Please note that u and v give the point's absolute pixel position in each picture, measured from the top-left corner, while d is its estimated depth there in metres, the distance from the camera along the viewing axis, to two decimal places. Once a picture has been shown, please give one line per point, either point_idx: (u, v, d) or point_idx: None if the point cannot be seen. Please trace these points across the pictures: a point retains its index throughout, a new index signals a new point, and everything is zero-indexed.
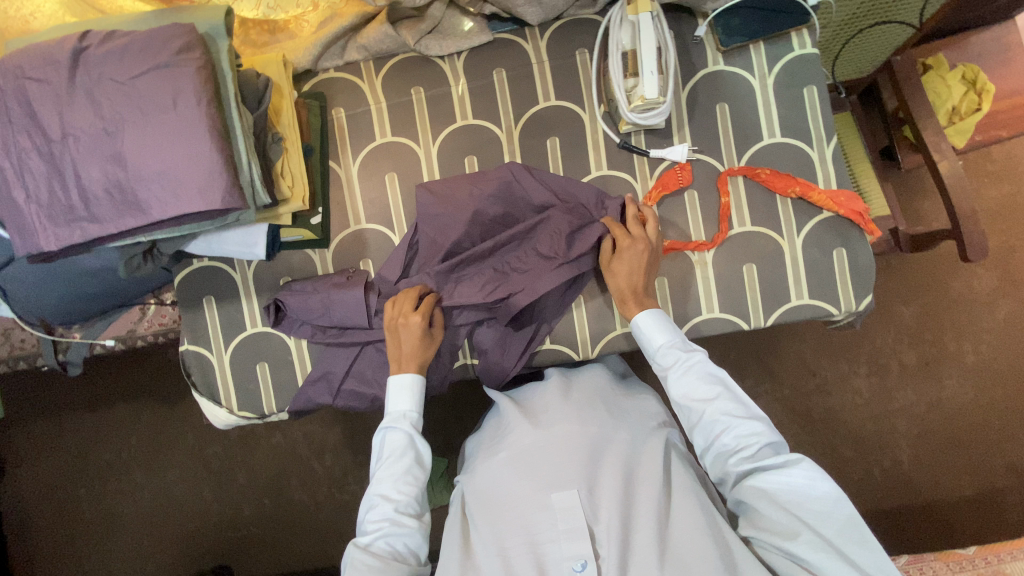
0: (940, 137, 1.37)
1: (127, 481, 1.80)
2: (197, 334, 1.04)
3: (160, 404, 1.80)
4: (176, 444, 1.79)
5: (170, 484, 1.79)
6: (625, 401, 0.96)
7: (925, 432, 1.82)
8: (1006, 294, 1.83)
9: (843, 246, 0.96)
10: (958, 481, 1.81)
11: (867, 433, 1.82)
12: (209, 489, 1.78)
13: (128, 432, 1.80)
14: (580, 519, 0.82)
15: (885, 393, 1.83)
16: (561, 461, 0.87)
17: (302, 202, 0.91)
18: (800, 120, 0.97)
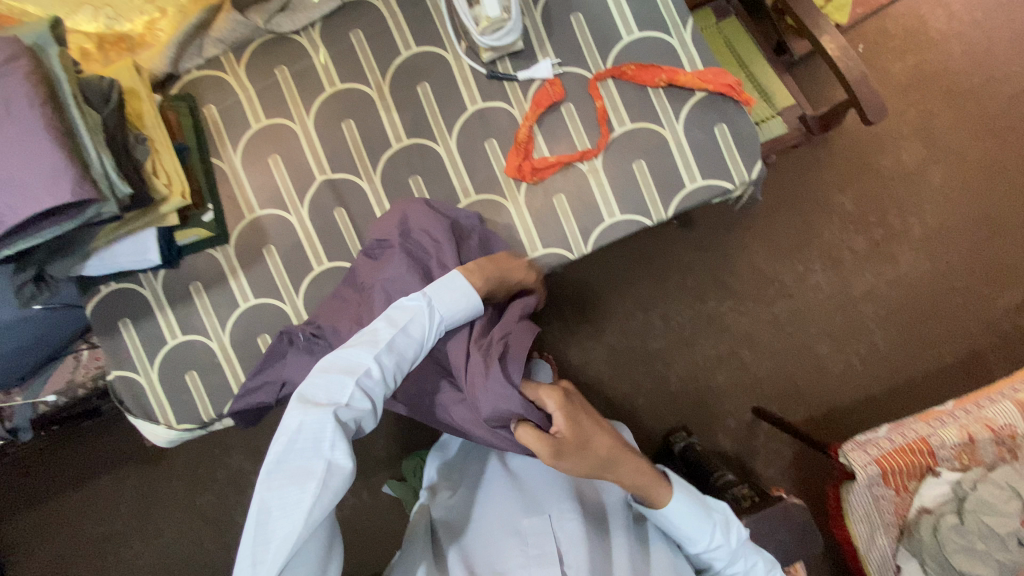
0: (818, 14, 1.39)
1: (125, 548, 1.76)
2: (120, 359, 1.03)
3: (140, 463, 1.77)
4: (166, 499, 1.76)
5: (168, 541, 1.75)
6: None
7: (892, 311, 1.83)
8: (936, 159, 1.85)
9: (723, 121, 0.98)
10: (935, 350, 1.82)
11: (839, 326, 1.82)
12: (208, 537, 1.74)
13: (116, 499, 1.77)
14: (553, 543, 0.83)
15: (846, 283, 1.83)
16: (537, 494, 0.90)
17: (182, 196, 0.91)
18: (652, 12, 0.99)
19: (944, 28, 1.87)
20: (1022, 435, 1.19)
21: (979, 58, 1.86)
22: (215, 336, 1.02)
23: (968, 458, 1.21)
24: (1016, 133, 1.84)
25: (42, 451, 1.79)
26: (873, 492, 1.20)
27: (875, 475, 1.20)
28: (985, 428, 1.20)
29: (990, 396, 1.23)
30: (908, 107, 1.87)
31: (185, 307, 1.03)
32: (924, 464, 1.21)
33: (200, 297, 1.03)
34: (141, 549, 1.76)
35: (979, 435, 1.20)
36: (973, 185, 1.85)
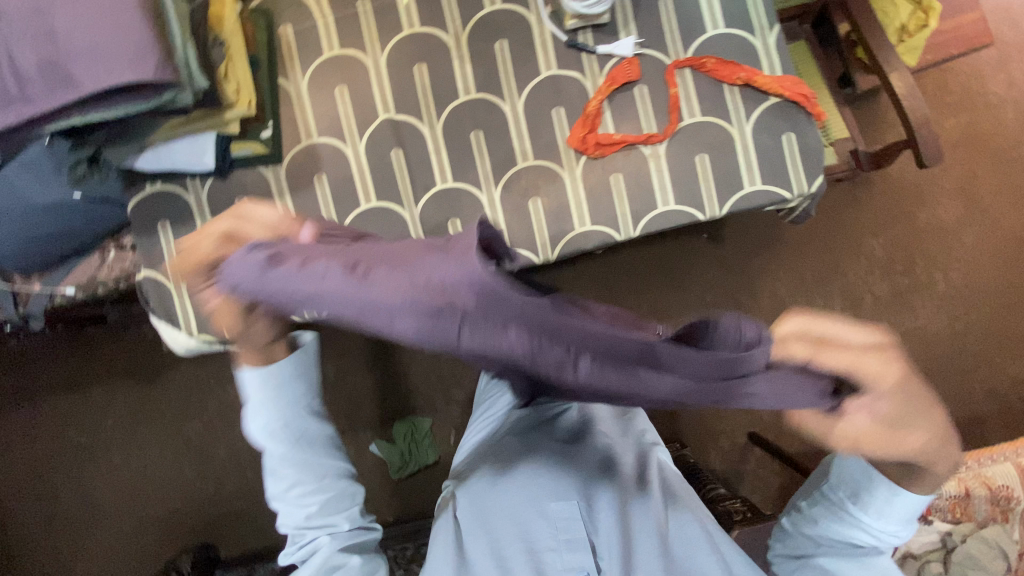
0: (890, 51, 1.39)
1: (104, 463, 1.71)
2: (153, 260, 1.03)
3: (136, 381, 1.71)
4: (154, 421, 1.71)
5: (149, 462, 1.71)
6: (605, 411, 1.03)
7: None
8: (972, 221, 1.86)
9: (792, 130, 0.98)
10: None
11: None
12: (189, 465, 1.71)
13: (104, 413, 1.71)
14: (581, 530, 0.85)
15: None
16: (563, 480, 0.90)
17: (249, 107, 0.92)
18: (741, 10, 0.99)
19: (1002, 93, 1.87)
20: (1017, 498, 1.17)
21: None
22: None
23: (961, 513, 1.18)
24: None
25: (24, 354, 1.72)
26: None
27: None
28: (984, 485, 1.18)
29: (994, 455, 1.21)
30: (954, 164, 1.88)
31: None
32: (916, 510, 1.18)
33: None
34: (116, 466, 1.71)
35: (976, 491, 1.18)
36: (1004, 252, 1.85)
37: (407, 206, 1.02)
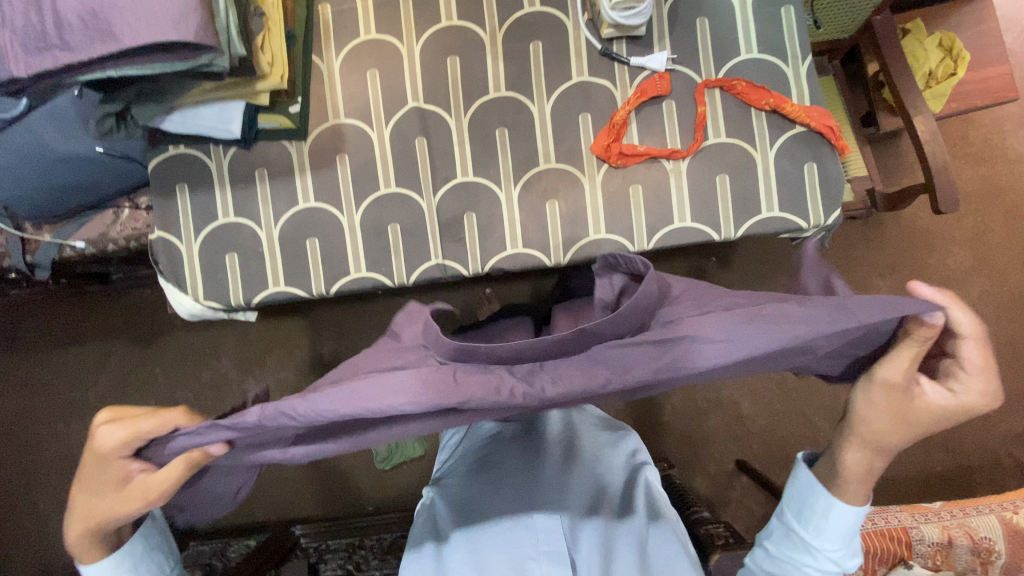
0: (917, 95, 1.40)
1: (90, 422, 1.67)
2: (168, 221, 1.03)
3: (133, 343, 1.68)
4: (144, 383, 1.67)
5: None
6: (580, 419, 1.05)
7: None
8: (978, 273, 1.87)
9: (814, 159, 0.98)
10: (928, 456, 1.82)
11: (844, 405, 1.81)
12: None
13: (96, 371, 1.68)
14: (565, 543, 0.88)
15: None
16: (545, 493, 0.93)
17: (281, 80, 0.92)
18: (777, 37, 1.00)
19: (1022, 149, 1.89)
20: (999, 552, 1.16)
21: None
22: (265, 226, 1.02)
23: (939, 559, 1.17)
24: None
25: (15, 303, 1.69)
26: None
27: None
28: (968, 535, 1.17)
29: (979, 506, 1.20)
30: (967, 215, 1.89)
31: (246, 190, 1.03)
32: (895, 552, 1.17)
33: (263, 184, 1.03)
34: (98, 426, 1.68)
35: (958, 540, 1.17)
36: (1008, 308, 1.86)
37: (425, 195, 1.02)
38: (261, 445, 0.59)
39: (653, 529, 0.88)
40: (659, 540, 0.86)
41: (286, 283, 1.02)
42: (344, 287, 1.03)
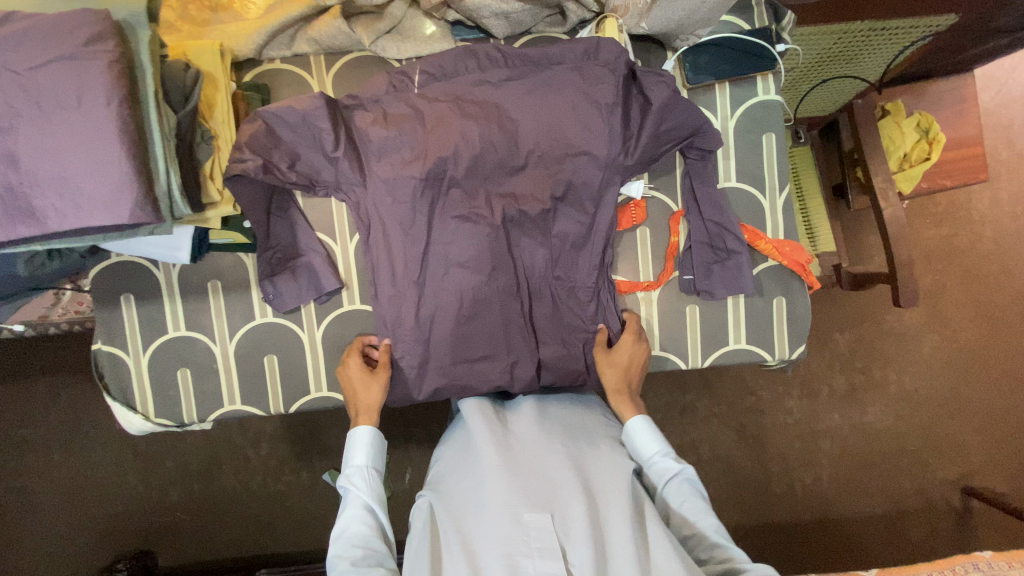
0: (888, 184, 1.38)
1: (41, 459, 1.53)
2: (112, 335, 0.97)
3: (86, 378, 1.54)
4: (100, 421, 1.54)
5: (89, 465, 1.53)
6: (597, 428, 0.90)
7: (845, 454, 1.71)
8: (932, 330, 1.75)
9: (784, 295, 0.99)
10: (870, 498, 1.70)
11: (793, 450, 1.70)
12: (135, 471, 1.54)
13: (45, 408, 1.53)
14: (555, 535, 0.70)
15: (812, 415, 1.71)
16: (549, 483, 0.76)
17: (233, 206, 0.87)
18: (756, 167, 0.98)
19: (984, 212, 1.77)
20: None
21: (1005, 251, 1.77)
22: (220, 341, 0.97)
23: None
24: (1014, 326, 1.76)
25: None
26: None
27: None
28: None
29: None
30: (940, 270, 1.77)
31: (197, 302, 0.97)
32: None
33: (216, 296, 0.97)
34: (51, 471, 1.53)
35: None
36: (953, 363, 1.74)
37: None
38: (310, 143, 0.88)
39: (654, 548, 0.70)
40: (665, 566, 0.68)
41: (241, 402, 0.98)
42: (302, 407, 0.99)
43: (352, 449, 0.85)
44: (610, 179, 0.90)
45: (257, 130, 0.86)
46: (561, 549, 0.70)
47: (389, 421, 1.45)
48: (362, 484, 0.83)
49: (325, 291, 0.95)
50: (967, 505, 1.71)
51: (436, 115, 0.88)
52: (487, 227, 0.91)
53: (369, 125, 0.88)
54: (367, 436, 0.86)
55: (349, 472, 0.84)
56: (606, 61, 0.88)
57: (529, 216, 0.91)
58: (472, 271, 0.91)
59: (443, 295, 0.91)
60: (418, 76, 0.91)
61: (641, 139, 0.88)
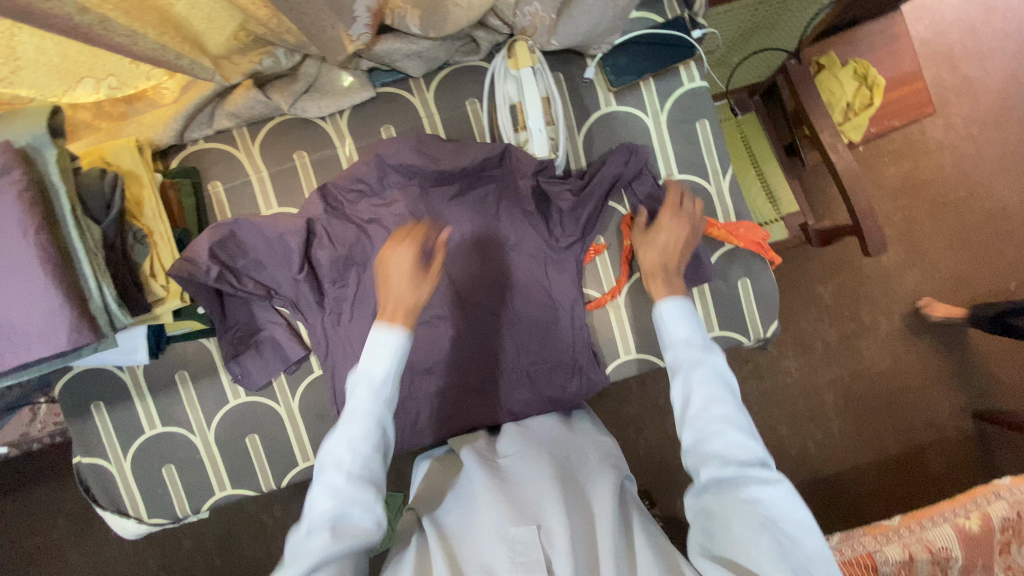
0: (837, 137, 1.38)
1: (58, 566, 1.50)
2: (90, 445, 0.96)
3: None
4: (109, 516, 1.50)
5: (109, 563, 1.50)
6: (588, 437, 0.87)
7: (851, 401, 1.69)
8: (913, 265, 1.73)
9: (747, 276, 0.99)
10: (885, 439, 1.68)
11: (800, 409, 1.69)
12: (155, 559, 1.51)
13: (53, 516, 1.50)
14: (540, 546, 0.67)
15: (812, 372, 1.70)
16: (534, 495, 0.73)
17: (181, 297, 0.85)
18: (695, 155, 0.98)
19: (941, 139, 1.76)
20: (957, 559, 1.15)
21: (969, 174, 1.75)
22: (198, 430, 0.96)
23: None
24: (993, 246, 1.74)
25: None
26: None
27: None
28: (926, 546, 1.15)
29: (934, 517, 1.19)
30: (912, 203, 1.75)
31: (168, 396, 0.96)
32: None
33: (186, 387, 0.95)
34: None
35: (919, 555, 1.15)
36: (938, 295, 1.72)
37: None
38: (277, 250, 0.89)
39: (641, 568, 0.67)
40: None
41: (232, 485, 0.97)
42: (294, 478, 0.98)
43: (355, 389, 0.69)
44: (571, 203, 0.92)
45: (221, 237, 0.87)
46: (546, 561, 0.66)
47: (396, 460, 1.42)
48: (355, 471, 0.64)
49: (293, 360, 0.94)
50: (982, 431, 1.68)
51: (380, 227, 0.91)
52: (460, 262, 0.93)
53: (318, 250, 0.90)
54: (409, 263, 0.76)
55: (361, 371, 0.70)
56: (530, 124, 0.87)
57: (498, 239, 0.94)
58: (440, 373, 0.94)
59: (422, 392, 0.94)
60: (345, 196, 0.92)
61: (595, 199, 0.91)
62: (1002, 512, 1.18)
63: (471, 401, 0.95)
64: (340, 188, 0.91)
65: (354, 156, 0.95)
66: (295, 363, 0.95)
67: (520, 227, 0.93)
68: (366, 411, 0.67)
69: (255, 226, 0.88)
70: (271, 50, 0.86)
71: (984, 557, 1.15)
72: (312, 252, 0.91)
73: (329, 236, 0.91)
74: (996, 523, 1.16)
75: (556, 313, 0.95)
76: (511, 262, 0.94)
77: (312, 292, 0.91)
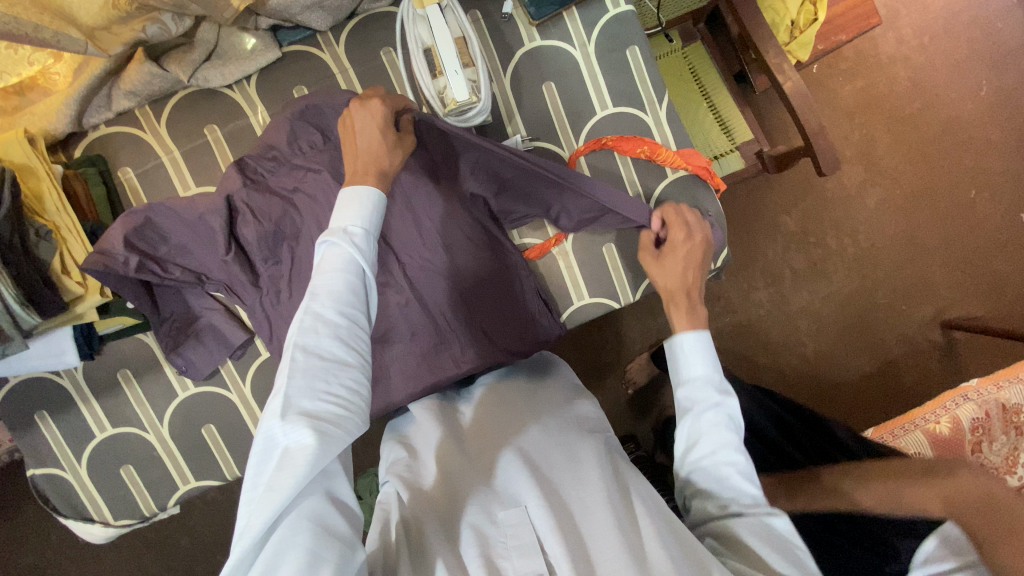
0: (782, 58, 1.33)
1: None
2: (41, 456, 0.93)
3: None
4: None
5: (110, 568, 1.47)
6: (564, 408, 0.80)
7: (823, 326, 1.70)
8: (875, 184, 1.72)
9: (693, 206, 0.95)
10: (856, 357, 1.70)
11: (774, 337, 1.69)
12: (154, 560, 1.48)
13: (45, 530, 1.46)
14: (532, 528, 0.59)
15: (783, 300, 1.70)
16: (512, 471, 0.66)
17: (102, 292, 0.81)
18: (628, 86, 0.94)
19: (893, 52, 1.72)
20: None
21: (923, 85, 1.72)
22: (151, 428, 0.93)
23: None
24: (951, 155, 1.71)
25: None
26: None
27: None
28: None
29: (904, 426, 1.20)
30: (869, 120, 1.72)
31: (114, 397, 0.92)
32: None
33: (131, 385, 0.92)
34: None
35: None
36: (901, 212, 1.71)
37: None
38: (201, 234, 0.85)
39: (648, 539, 0.58)
40: (661, 553, 0.56)
41: (196, 478, 0.95)
42: None
43: (320, 279, 0.58)
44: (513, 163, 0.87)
45: (135, 224, 0.82)
46: (539, 542, 0.59)
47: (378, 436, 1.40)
48: (351, 424, 0.54)
49: (236, 345, 0.91)
50: (950, 339, 1.69)
51: (304, 195, 0.86)
52: (411, 236, 0.89)
53: (242, 227, 0.86)
54: (367, 196, 0.65)
55: (320, 306, 0.56)
56: (448, 68, 0.80)
57: (447, 211, 0.89)
58: (393, 342, 0.91)
59: (376, 365, 0.91)
60: (264, 166, 0.87)
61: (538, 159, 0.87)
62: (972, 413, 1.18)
63: (429, 362, 0.92)
64: (255, 159, 0.87)
65: (268, 122, 0.89)
66: (239, 349, 0.92)
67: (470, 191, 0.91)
68: (325, 311, 0.56)
69: (175, 210, 0.84)
70: (155, 16, 0.79)
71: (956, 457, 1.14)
72: (237, 230, 0.87)
73: (252, 212, 0.86)
74: (967, 426, 1.16)
75: (513, 276, 0.94)
76: (463, 230, 0.90)
77: (244, 272, 0.87)
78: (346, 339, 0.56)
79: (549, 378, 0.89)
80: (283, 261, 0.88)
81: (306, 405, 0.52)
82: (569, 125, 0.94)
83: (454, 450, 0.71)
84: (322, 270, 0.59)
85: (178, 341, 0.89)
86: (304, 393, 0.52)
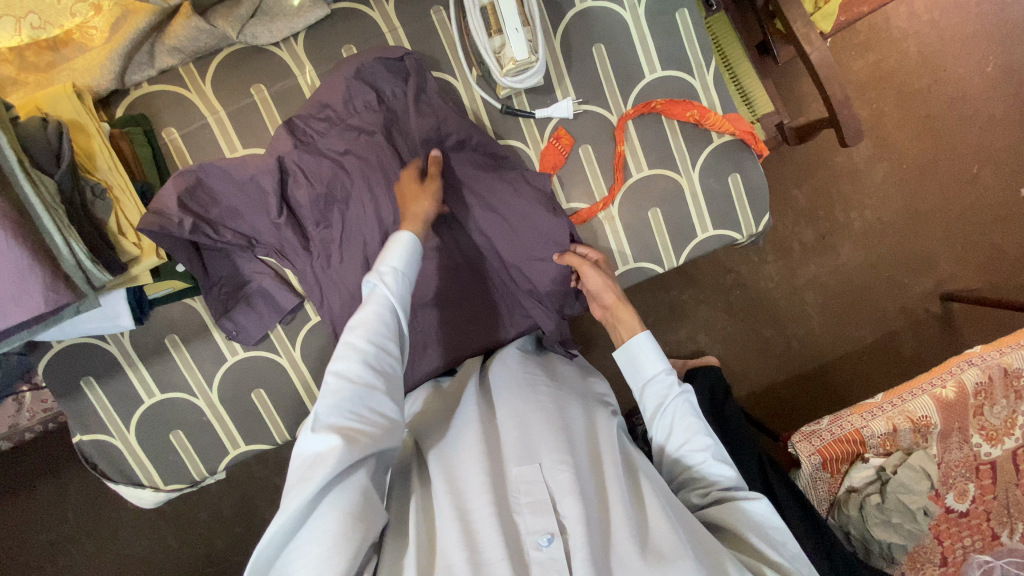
0: (809, 27, 1.28)
1: (65, 562, 1.38)
2: (88, 423, 0.92)
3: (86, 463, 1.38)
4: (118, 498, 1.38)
5: (124, 546, 1.39)
6: (580, 385, 0.82)
7: (829, 298, 1.64)
8: (883, 157, 1.64)
9: (737, 171, 0.97)
10: (861, 329, 1.65)
11: (781, 309, 1.63)
12: (172, 534, 1.40)
13: (55, 508, 1.37)
14: (545, 487, 0.61)
15: (789, 271, 1.63)
16: (532, 430, 0.67)
17: (157, 254, 0.80)
18: (677, 49, 0.94)
19: (905, 26, 1.62)
20: (937, 424, 1.18)
21: (933, 60, 1.63)
22: (200, 393, 0.93)
23: (889, 447, 1.18)
24: (968, 124, 1.65)
25: None
26: (814, 481, 1.18)
27: (816, 465, 1.17)
28: (907, 415, 1.17)
29: (913, 389, 1.20)
30: (888, 91, 1.63)
31: (162, 362, 0.92)
32: (852, 451, 1.17)
33: (179, 350, 0.92)
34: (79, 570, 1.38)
35: (902, 426, 1.17)
36: (908, 185, 1.65)
37: None
38: (250, 196, 0.84)
39: (651, 518, 0.61)
40: (662, 524, 0.59)
41: (246, 443, 0.96)
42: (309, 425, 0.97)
43: (357, 315, 0.63)
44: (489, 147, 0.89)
45: (188, 184, 0.81)
46: (552, 501, 0.61)
47: None
48: (382, 435, 0.59)
49: (287, 310, 0.91)
50: (949, 312, 1.66)
51: (355, 156, 0.85)
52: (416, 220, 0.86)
53: (294, 190, 0.85)
54: (403, 240, 0.70)
55: (355, 337, 0.61)
56: (507, 26, 0.79)
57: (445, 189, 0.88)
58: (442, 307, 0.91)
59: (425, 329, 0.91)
60: (315, 126, 0.86)
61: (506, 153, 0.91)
62: (976, 378, 1.20)
63: (478, 326, 0.91)
64: (305, 119, 0.86)
65: (317, 83, 0.88)
66: (287, 314, 0.92)
67: (465, 169, 0.88)
68: (358, 342, 0.61)
69: (223, 171, 0.83)
70: None
71: (959, 420, 1.18)
72: (289, 192, 0.85)
73: (298, 173, 0.85)
74: (971, 389, 1.18)
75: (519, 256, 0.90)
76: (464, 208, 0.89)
77: (297, 236, 0.86)
78: (373, 365, 0.60)
79: (553, 355, 0.89)
80: (316, 229, 0.86)
81: (333, 421, 0.57)
82: (619, 88, 0.94)
83: (477, 412, 0.72)
84: (361, 308, 0.65)
85: (228, 305, 0.88)
86: (331, 411, 0.57)
